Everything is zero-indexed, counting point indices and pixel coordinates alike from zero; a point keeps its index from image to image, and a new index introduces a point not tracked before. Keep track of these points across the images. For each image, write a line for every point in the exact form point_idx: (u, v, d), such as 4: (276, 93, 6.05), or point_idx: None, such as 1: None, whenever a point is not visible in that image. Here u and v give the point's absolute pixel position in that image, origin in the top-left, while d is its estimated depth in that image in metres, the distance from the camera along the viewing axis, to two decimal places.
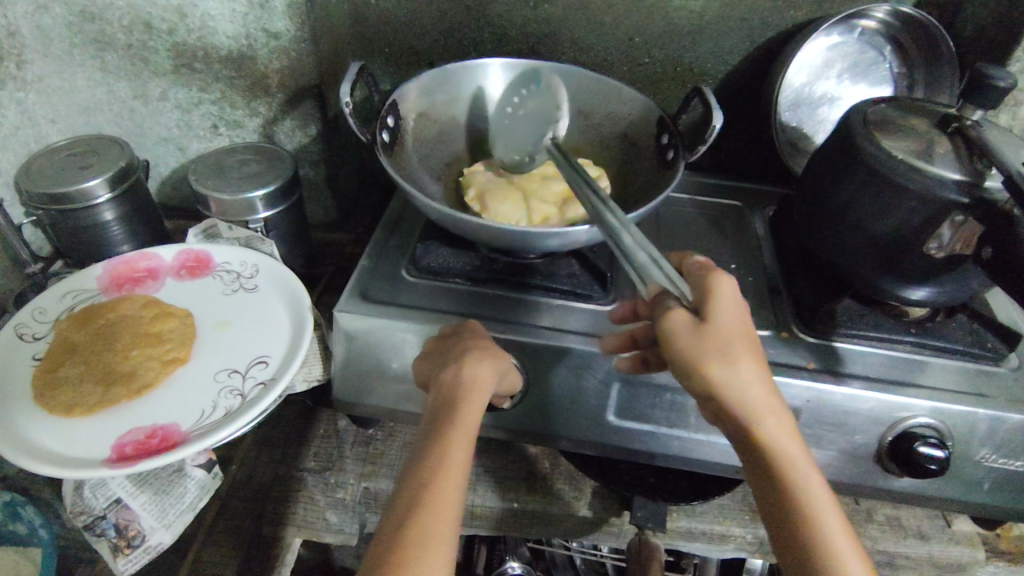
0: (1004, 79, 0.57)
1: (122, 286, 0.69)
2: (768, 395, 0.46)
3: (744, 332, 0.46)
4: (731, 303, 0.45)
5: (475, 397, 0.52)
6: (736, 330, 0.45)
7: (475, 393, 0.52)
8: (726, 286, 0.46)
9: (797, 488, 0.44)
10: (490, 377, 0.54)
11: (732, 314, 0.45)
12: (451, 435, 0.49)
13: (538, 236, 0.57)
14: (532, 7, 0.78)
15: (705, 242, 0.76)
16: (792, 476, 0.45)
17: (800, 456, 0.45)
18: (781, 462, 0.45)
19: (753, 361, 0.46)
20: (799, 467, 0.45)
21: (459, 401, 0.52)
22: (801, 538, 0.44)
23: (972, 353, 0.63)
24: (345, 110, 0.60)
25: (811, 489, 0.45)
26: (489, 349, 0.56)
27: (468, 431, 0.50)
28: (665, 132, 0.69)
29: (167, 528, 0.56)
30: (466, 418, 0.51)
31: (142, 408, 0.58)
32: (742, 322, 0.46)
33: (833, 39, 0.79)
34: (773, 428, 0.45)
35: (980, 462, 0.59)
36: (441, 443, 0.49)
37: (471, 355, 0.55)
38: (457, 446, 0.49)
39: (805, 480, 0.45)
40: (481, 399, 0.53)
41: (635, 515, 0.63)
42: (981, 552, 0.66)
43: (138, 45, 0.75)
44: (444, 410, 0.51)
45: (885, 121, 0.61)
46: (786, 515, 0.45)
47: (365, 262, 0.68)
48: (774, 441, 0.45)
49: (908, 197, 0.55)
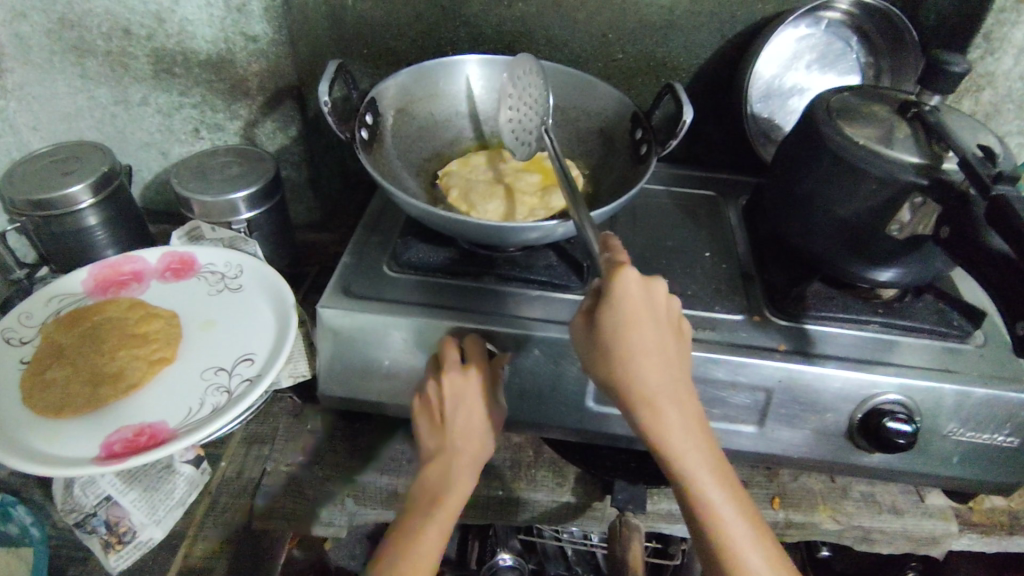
0: (957, 65, 0.59)
1: (107, 289, 0.70)
2: (665, 395, 0.49)
3: (640, 333, 0.48)
4: (625, 307, 0.47)
5: (462, 458, 0.58)
6: (630, 333, 0.48)
7: (460, 455, 0.57)
8: (624, 286, 0.46)
9: (688, 478, 0.49)
10: (479, 432, 0.59)
11: (624, 320, 0.47)
12: (440, 502, 0.56)
13: (516, 232, 0.59)
14: (506, 6, 0.79)
15: (680, 232, 0.78)
16: (682, 466, 0.49)
17: (692, 448, 0.49)
18: (674, 457, 0.49)
19: (650, 363, 0.49)
20: (688, 459, 0.49)
21: (443, 492, 0.56)
22: (691, 520, 0.50)
23: (938, 331, 0.65)
24: (323, 108, 0.61)
25: (704, 481, 0.49)
26: (475, 402, 0.59)
27: (459, 495, 0.56)
28: (639, 128, 0.71)
29: (157, 523, 0.58)
30: (453, 485, 0.56)
31: (130, 408, 0.59)
32: (639, 325, 0.48)
33: (801, 31, 0.81)
34: (667, 427, 0.49)
35: (947, 435, 0.61)
36: (420, 530, 0.54)
37: (457, 416, 0.58)
38: (434, 535, 0.54)
39: (695, 471, 0.49)
40: (471, 460, 0.58)
41: (617, 497, 0.65)
42: (954, 525, 0.68)
43: (118, 52, 0.76)
44: (429, 497, 0.56)
45: (847, 109, 0.63)
46: (680, 499, 0.50)
47: (346, 259, 0.69)
48: (667, 439, 0.49)
49: (868, 180, 0.57)
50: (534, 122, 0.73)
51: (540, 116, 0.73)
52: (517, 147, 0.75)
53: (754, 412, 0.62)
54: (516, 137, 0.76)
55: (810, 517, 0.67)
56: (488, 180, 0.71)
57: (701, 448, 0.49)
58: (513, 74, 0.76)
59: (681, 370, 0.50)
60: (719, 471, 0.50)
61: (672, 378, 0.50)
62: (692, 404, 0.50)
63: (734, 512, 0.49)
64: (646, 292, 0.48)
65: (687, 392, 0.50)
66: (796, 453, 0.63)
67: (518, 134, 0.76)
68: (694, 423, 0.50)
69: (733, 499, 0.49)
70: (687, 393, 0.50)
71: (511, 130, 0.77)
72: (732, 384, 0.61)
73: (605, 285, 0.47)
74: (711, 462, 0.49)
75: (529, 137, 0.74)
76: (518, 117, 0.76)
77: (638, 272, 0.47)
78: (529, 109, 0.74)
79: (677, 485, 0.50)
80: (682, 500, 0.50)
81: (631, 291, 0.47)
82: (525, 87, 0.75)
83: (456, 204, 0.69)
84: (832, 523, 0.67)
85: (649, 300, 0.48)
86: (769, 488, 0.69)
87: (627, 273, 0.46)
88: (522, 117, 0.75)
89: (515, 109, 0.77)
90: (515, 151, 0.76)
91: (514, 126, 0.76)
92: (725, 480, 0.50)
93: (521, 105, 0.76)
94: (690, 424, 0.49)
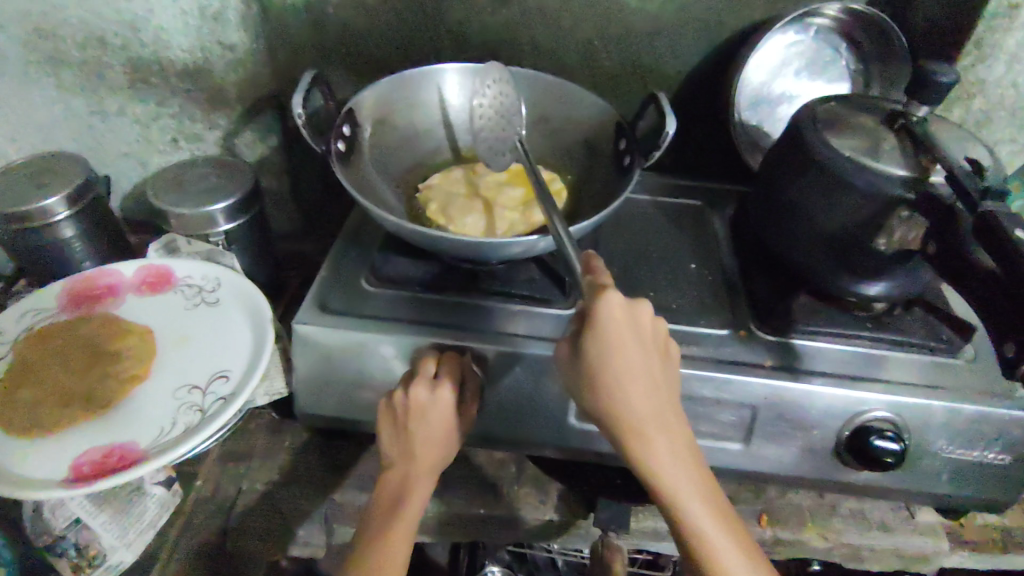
0: (945, 75, 0.58)
1: (82, 303, 0.69)
2: (651, 421, 0.48)
3: (625, 359, 0.47)
4: (608, 330, 0.46)
5: (422, 473, 0.57)
6: (614, 358, 0.47)
7: (421, 460, 0.57)
8: (607, 310, 0.45)
9: (677, 508, 0.48)
10: (443, 449, 0.58)
11: (608, 346, 0.46)
12: (396, 517, 0.54)
13: (495, 247, 0.58)
14: (489, 13, 0.78)
15: (666, 243, 0.76)
16: (670, 494, 0.48)
17: (680, 475, 0.48)
18: (661, 485, 0.48)
19: (636, 389, 0.48)
20: (676, 486, 0.48)
21: (406, 497, 0.55)
22: (683, 551, 0.49)
23: (927, 345, 0.63)
24: (297, 121, 0.60)
25: (693, 510, 0.48)
26: (443, 418, 0.57)
27: (415, 511, 0.55)
28: (622, 138, 0.70)
29: (128, 546, 0.57)
30: (409, 499, 0.55)
31: (101, 429, 0.58)
32: (624, 350, 0.47)
33: (789, 37, 0.79)
34: (654, 454, 0.48)
35: (937, 453, 0.59)
36: (388, 530, 0.54)
37: (421, 433, 0.56)
38: (403, 535, 0.54)
39: (685, 500, 0.48)
40: (429, 475, 0.57)
41: (600, 516, 0.63)
42: (945, 543, 0.67)
43: (94, 61, 0.75)
44: (394, 501, 0.56)
45: (833, 120, 0.62)
46: (672, 530, 0.49)
47: (324, 273, 0.68)
48: (653, 467, 0.48)
49: (854, 193, 0.56)
50: (507, 131, 0.73)
51: (513, 125, 0.74)
52: (490, 157, 0.74)
53: (740, 428, 0.61)
54: (490, 146, 0.75)
55: (798, 535, 0.66)
56: (468, 193, 0.70)
57: (690, 474, 0.48)
58: (487, 86, 0.76)
59: (668, 395, 0.49)
60: (709, 498, 0.48)
61: (659, 404, 0.49)
62: (680, 430, 0.49)
63: (727, 541, 0.47)
64: (630, 316, 0.47)
65: (674, 417, 0.49)
66: (783, 471, 0.62)
67: (489, 142, 0.75)
68: (682, 448, 0.49)
69: (726, 527, 0.48)
70: (675, 417, 0.49)
71: (483, 137, 0.76)
72: (717, 402, 0.60)
73: (588, 309, 0.46)
74: (701, 489, 0.48)
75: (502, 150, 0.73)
76: (489, 124, 0.76)
77: (621, 295, 0.46)
78: (502, 117, 0.75)
79: (666, 513, 0.49)
80: (672, 528, 0.49)
81: (615, 316, 0.46)
82: (494, 96, 0.76)
83: (433, 218, 0.68)
84: (821, 541, 0.66)
85: (633, 325, 0.47)
86: (756, 504, 0.68)
87: (609, 296, 0.45)
88: (493, 125, 0.75)
89: (489, 117, 0.76)
90: (490, 160, 0.74)
91: (487, 134, 0.75)
92: (716, 509, 0.48)
93: (492, 114, 0.76)
94: (678, 451, 0.48)
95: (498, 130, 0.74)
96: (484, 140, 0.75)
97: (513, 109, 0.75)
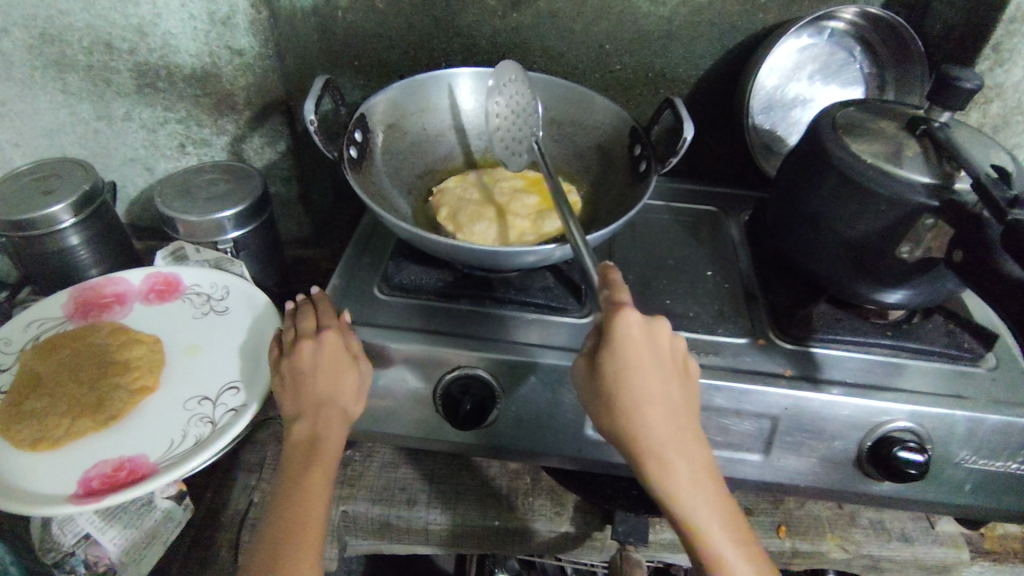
0: (969, 80, 0.56)
1: (89, 312, 0.68)
2: (670, 443, 0.47)
3: (643, 378, 0.46)
4: (625, 348, 0.45)
5: (332, 423, 0.54)
6: (631, 377, 0.46)
7: (325, 412, 0.54)
8: (625, 328, 0.45)
9: (695, 532, 0.47)
10: (349, 394, 0.55)
11: (625, 364, 0.46)
12: (313, 469, 0.52)
13: (513, 256, 0.56)
14: (501, 16, 0.77)
15: (680, 249, 0.75)
16: (690, 519, 0.47)
17: (698, 498, 0.47)
18: (680, 509, 0.47)
19: (653, 410, 0.47)
20: (694, 510, 0.47)
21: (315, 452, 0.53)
22: None
23: (948, 353, 0.62)
24: (309, 128, 0.59)
25: (712, 534, 0.46)
26: (336, 371, 0.55)
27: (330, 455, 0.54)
28: (638, 143, 0.69)
29: (137, 563, 0.58)
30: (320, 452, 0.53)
31: (110, 442, 0.57)
32: (642, 369, 0.46)
33: (803, 40, 0.79)
34: (672, 477, 0.47)
35: (959, 463, 0.58)
36: (301, 486, 0.52)
37: (320, 384, 0.55)
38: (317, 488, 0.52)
39: (704, 525, 0.47)
40: (341, 420, 0.55)
41: (617, 529, 0.63)
42: (966, 553, 0.66)
43: (100, 66, 0.74)
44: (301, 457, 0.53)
45: (853, 125, 0.61)
46: (693, 556, 0.48)
47: (336, 281, 0.67)
48: (671, 491, 0.47)
49: (878, 202, 0.55)
50: (525, 131, 0.71)
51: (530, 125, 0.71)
52: (508, 157, 0.72)
53: (760, 440, 0.60)
54: (507, 146, 0.73)
55: (818, 546, 0.65)
56: (480, 199, 0.70)
57: (708, 497, 0.47)
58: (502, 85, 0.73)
59: (687, 415, 0.48)
60: (729, 522, 0.47)
61: (678, 425, 0.47)
62: (701, 451, 0.48)
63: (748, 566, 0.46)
64: (648, 333, 0.46)
65: (695, 439, 0.48)
66: (803, 482, 0.61)
67: (508, 143, 0.73)
68: (701, 472, 0.47)
69: (746, 550, 0.47)
70: (695, 438, 0.48)
71: (500, 139, 0.73)
72: (736, 412, 0.59)
73: (605, 327, 0.46)
74: (720, 513, 0.47)
75: (519, 151, 0.71)
76: (505, 124, 0.74)
77: (638, 313, 0.45)
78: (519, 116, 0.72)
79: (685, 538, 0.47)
80: (692, 553, 0.48)
81: (631, 332, 0.45)
82: (512, 94, 0.73)
83: (445, 224, 0.67)
84: (840, 552, 0.65)
85: (651, 342, 0.46)
86: (774, 515, 0.67)
87: (627, 313, 0.44)
88: (511, 125, 0.73)
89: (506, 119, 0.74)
90: (507, 161, 0.73)
91: (505, 136, 0.73)
92: (735, 535, 0.47)
93: (508, 117, 0.74)
94: (697, 474, 0.47)
95: (515, 131, 0.72)
96: (501, 140, 0.73)
97: (529, 108, 0.71)
